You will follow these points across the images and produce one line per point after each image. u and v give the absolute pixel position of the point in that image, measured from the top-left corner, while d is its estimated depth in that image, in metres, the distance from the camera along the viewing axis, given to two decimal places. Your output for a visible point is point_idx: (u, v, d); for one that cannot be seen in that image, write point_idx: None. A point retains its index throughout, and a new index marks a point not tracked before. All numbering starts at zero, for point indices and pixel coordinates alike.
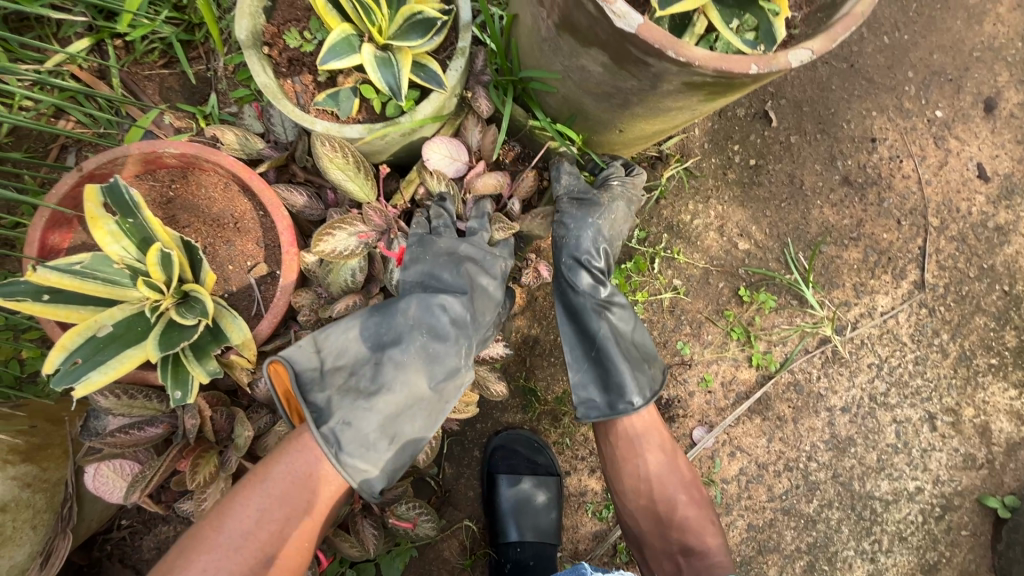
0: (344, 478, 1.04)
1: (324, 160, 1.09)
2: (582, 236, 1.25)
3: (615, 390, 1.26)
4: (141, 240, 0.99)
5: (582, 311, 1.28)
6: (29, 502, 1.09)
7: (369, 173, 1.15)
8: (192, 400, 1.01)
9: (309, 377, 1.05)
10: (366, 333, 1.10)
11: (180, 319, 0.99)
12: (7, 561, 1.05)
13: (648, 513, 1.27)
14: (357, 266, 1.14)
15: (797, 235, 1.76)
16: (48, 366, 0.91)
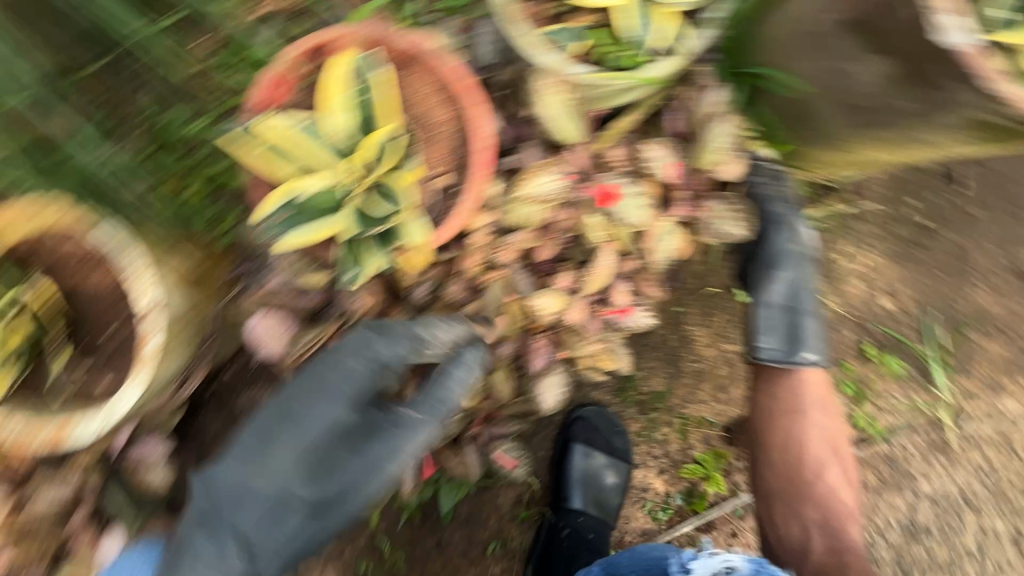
0: None
1: (544, 93, 1.07)
2: (786, 194, 1.30)
3: (798, 339, 1.28)
4: (359, 120, 1.02)
5: (782, 260, 1.29)
6: (189, 327, 1.16)
7: (582, 115, 1.11)
8: (359, 284, 1.05)
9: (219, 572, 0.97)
10: (248, 469, 0.99)
11: (374, 206, 1.01)
12: (167, 372, 1.12)
13: (792, 471, 1.25)
14: (540, 209, 1.11)
15: (944, 311, 1.66)
16: (259, 213, 0.97)
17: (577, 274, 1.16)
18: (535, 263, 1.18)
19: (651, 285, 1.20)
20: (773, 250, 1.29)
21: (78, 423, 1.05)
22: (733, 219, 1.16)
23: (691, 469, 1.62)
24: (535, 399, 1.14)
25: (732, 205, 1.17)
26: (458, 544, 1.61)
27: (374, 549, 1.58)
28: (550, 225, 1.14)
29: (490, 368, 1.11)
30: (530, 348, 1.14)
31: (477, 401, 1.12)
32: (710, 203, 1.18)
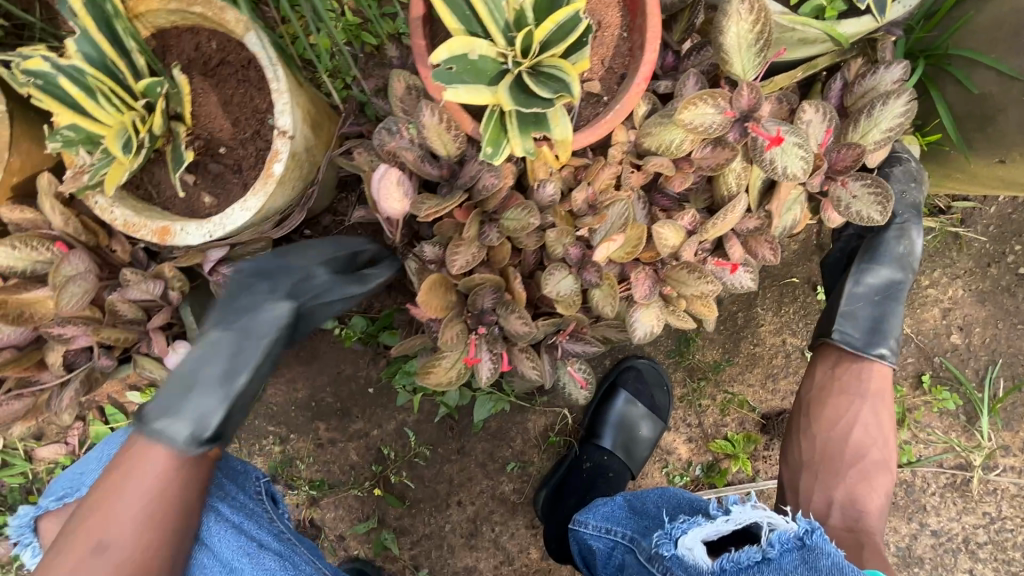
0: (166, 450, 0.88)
1: (732, 17, 0.98)
2: (912, 191, 1.16)
3: (879, 334, 1.14)
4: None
5: (885, 255, 1.14)
6: (303, 165, 1.12)
7: (762, 53, 1.01)
8: (496, 163, 1.01)
9: (163, 435, 0.88)
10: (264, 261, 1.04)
11: (535, 86, 0.97)
12: (274, 202, 1.08)
13: (833, 447, 1.14)
14: (687, 138, 1.07)
15: (1009, 363, 1.64)
16: (433, 57, 0.92)
17: (701, 216, 1.13)
18: (659, 195, 1.16)
19: (769, 248, 1.15)
20: (877, 245, 1.15)
21: (183, 227, 1.05)
22: (874, 200, 1.10)
23: (720, 445, 1.64)
24: (629, 330, 1.11)
25: (876, 185, 1.10)
26: (480, 455, 1.64)
27: (399, 438, 1.61)
28: (689, 160, 1.10)
29: (594, 283, 1.09)
30: (637, 278, 1.10)
31: (573, 312, 1.09)
32: (852, 178, 1.13)
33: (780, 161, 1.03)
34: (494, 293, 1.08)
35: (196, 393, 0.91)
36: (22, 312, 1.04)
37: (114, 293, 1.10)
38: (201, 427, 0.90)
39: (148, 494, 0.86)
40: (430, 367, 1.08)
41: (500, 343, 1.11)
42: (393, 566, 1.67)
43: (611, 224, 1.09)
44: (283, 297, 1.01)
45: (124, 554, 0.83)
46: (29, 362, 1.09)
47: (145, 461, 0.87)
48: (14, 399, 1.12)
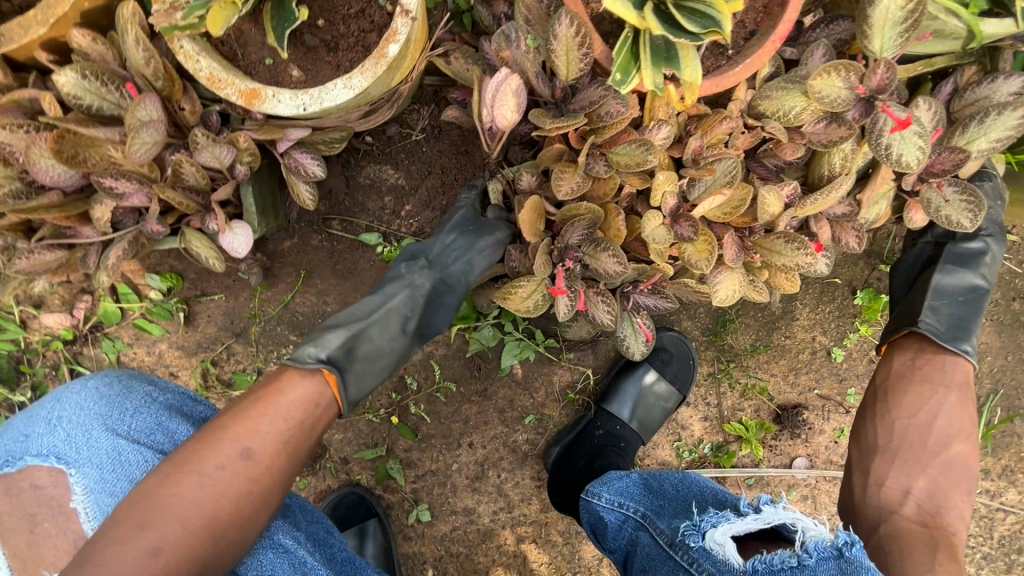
0: (300, 362, 1.00)
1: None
2: (997, 205, 1.20)
3: (962, 332, 1.17)
4: None
5: (969, 261, 1.19)
6: (409, 56, 1.03)
7: (908, 34, 0.99)
8: (621, 91, 0.95)
9: (298, 354, 1.01)
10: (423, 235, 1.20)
11: (683, 17, 0.92)
12: (375, 88, 0.99)
13: (912, 435, 1.10)
14: (807, 108, 1.05)
15: (1008, 394, 1.72)
16: None
17: (801, 191, 1.11)
18: (760, 163, 1.13)
19: (854, 235, 1.15)
20: (960, 252, 1.20)
21: (274, 94, 0.96)
22: (966, 207, 1.11)
23: (735, 427, 1.67)
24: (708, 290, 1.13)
25: (968, 190, 1.12)
26: (500, 401, 1.62)
27: (423, 369, 1.58)
28: (801, 131, 1.08)
29: (688, 237, 1.07)
30: (727, 240, 1.10)
31: (662, 263, 1.07)
32: (947, 182, 1.14)
33: (895, 147, 1.04)
34: (588, 228, 1.05)
35: (332, 322, 1.05)
36: (77, 153, 0.92)
37: (180, 154, 1.00)
38: (321, 347, 1.01)
39: (290, 418, 0.95)
40: (509, 296, 1.09)
41: (581, 281, 1.11)
42: (393, 496, 1.64)
43: (715, 180, 1.06)
44: (419, 263, 1.13)
45: (258, 469, 0.90)
46: (74, 211, 0.98)
47: (290, 385, 0.97)
48: (46, 251, 1.02)
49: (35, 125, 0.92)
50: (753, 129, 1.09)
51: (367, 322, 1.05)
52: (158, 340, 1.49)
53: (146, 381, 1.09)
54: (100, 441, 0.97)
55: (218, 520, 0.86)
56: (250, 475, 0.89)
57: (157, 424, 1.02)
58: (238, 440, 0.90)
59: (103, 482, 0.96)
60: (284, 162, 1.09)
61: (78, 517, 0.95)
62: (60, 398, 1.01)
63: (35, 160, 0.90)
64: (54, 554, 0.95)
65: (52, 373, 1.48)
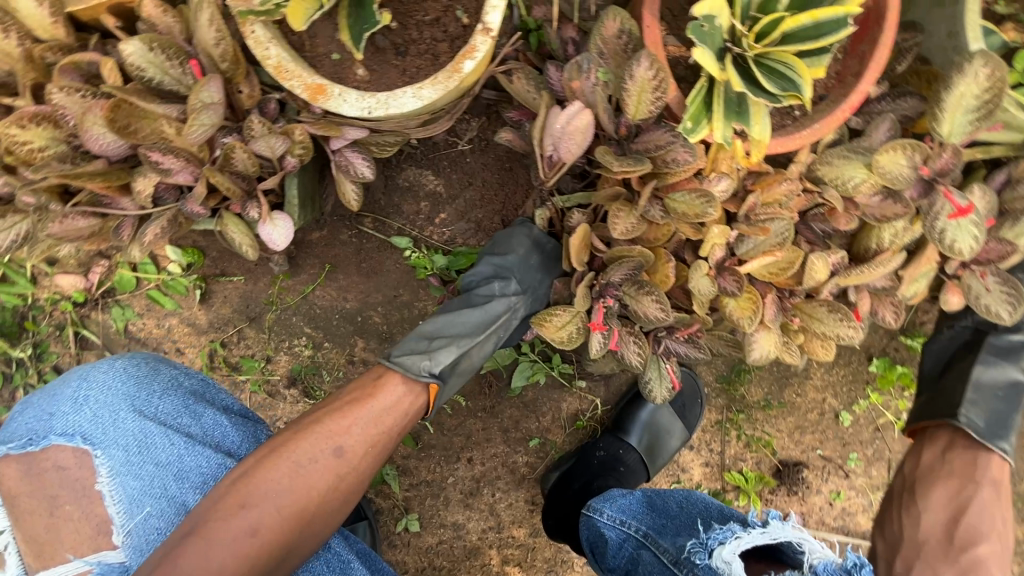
0: (402, 366, 1.05)
1: (963, 81, 0.97)
2: None
3: (1003, 429, 1.17)
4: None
5: (1011, 355, 1.20)
6: (479, 73, 1.02)
7: (977, 121, 0.99)
8: (691, 140, 0.94)
9: (405, 362, 1.04)
10: (502, 240, 1.18)
11: (763, 76, 0.91)
12: (442, 99, 0.97)
13: (942, 530, 1.09)
14: (867, 181, 1.04)
15: None
16: (696, 9, 0.85)
17: (847, 262, 1.11)
18: (808, 226, 1.11)
19: (891, 311, 1.16)
20: (1002, 344, 1.21)
21: (341, 93, 0.94)
22: (1007, 299, 1.11)
23: (734, 477, 1.66)
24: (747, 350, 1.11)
25: (1010, 284, 1.11)
26: (506, 420, 1.59)
27: None
28: (856, 202, 1.07)
29: (731, 291, 1.06)
30: (768, 300, 1.11)
31: (702, 312, 1.07)
32: (989, 272, 1.13)
33: (950, 233, 1.02)
34: (634, 268, 1.04)
35: (438, 342, 1.08)
36: (130, 124, 0.90)
37: (233, 138, 0.98)
38: (432, 363, 1.05)
39: (381, 421, 1.00)
40: (544, 323, 1.06)
41: (617, 320, 1.10)
42: (384, 502, 1.62)
43: (768, 240, 1.05)
44: (509, 284, 1.14)
45: (347, 466, 0.95)
46: (117, 180, 0.95)
47: (386, 387, 1.02)
48: (79, 217, 0.99)
49: (92, 91, 0.90)
50: (809, 193, 1.08)
51: (469, 349, 1.09)
52: (169, 314, 1.45)
53: (175, 364, 1.14)
54: (127, 421, 1.01)
55: (309, 510, 0.91)
56: (339, 471, 0.94)
57: (185, 408, 1.07)
58: (334, 436, 0.95)
59: (129, 465, 1.00)
60: (335, 159, 1.08)
61: (99, 501, 0.99)
62: (88, 376, 1.03)
63: (87, 126, 0.88)
64: (71, 539, 0.96)
65: (56, 333, 1.44)
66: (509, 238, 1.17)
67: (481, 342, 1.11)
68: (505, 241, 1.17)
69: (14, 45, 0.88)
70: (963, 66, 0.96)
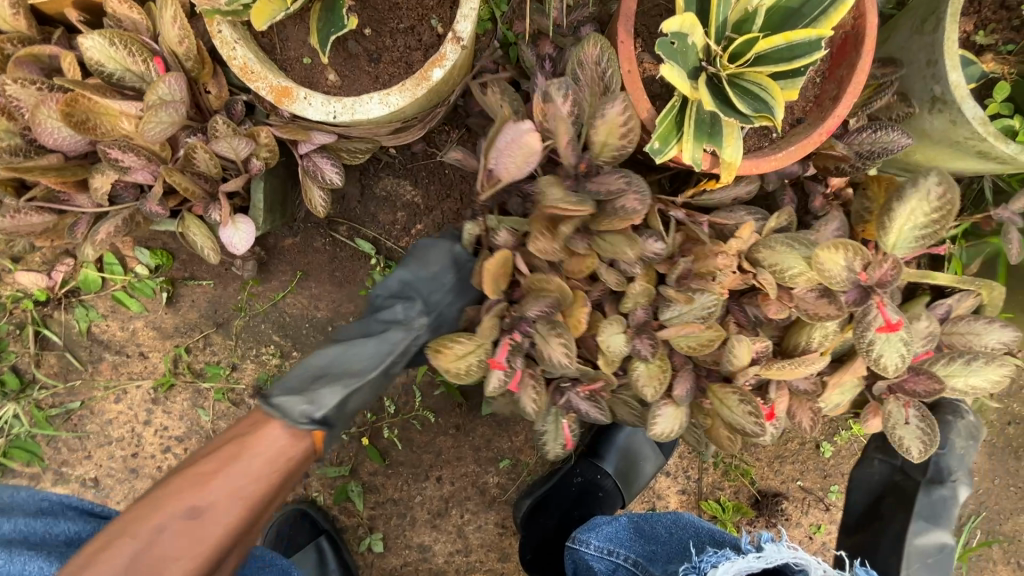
0: (280, 411, 0.98)
1: (915, 191, 0.94)
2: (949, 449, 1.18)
3: None
4: (775, 21, 0.94)
5: (937, 514, 1.19)
6: (452, 82, 1.01)
7: (924, 237, 0.96)
8: (658, 160, 0.93)
9: (285, 406, 0.99)
10: (414, 259, 1.15)
11: (735, 95, 0.90)
12: (410, 106, 0.95)
13: None
14: (804, 273, 0.96)
15: (989, 519, 1.67)
16: (666, 25, 0.84)
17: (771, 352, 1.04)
18: (741, 307, 1.07)
19: (808, 417, 1.06)
20: (929, 503, 1.19)
21: (306, 96, 0.92)
22: (921, 437, 1.05)
23: (711, 507, 1.61)
24: (651, 423, 1.06)
25: (928, 422, 1.05)
26: (477, 439, 1.54)
27: (404, 393, 1.51)
28: (791, 292, 1.00)
29: (643, 353, 1.04)
30: (682, 376, 1.07)
31: (608, 370, 1.05)
32: (912, 405, 1.06)
33: (877, 347, 0.96)
34: (548, 305, 1.02)
35: (326, 380, 1.03)
36: (87, 119, 0.87)
37: (196, 139, 0.96)
38: (315, 407, 0.99)
39: (246, 476, 0.91)
40: (440, 350, 1.04)
41: (521, 358, 1.07)
42: (348, 520, 1.56)
43: (690, 310, 1.02)
44: (416, 309, 1.11)
45: (211, 528, 0.87)
46: (72, 176, 0.92)
47: (261, 438, 0.95)
48: (33, 213, 0.96)
49: (49, 84, 0.87)
50: (745, 273, 1.00)
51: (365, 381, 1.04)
52: (134, 317, 1.41)
53: None
54: None
55: None
56: (196, 536, 0.86)
57: None
58: (190, 497, 0.88)
59: None
60: (301, 164, 1.05)
61: None
62: None
63: (42, 120, 0.85)
64: None
65: (16, 332, 1.40)
66: (421, 258, 1.14)
67: (380, 374, 1.06)
68: (413, 262, 1.14)
69: None
70: (918, 177, 0.95)
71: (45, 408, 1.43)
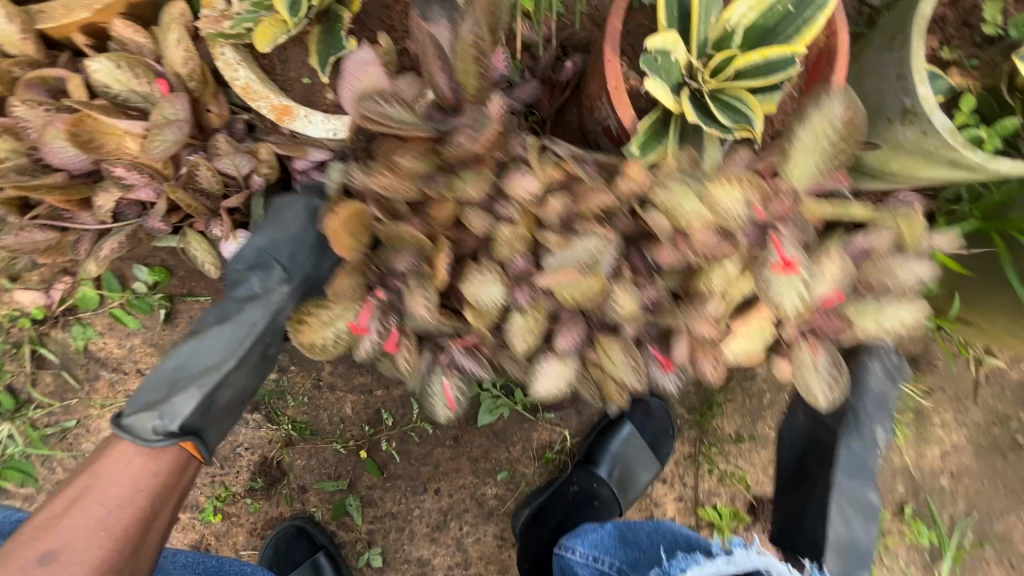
0: (136, 427, 0.97)
1: (814, 121, 0.84)
2: (868, 402, 1.27)
3: (863, 562, 1.29)
4: (754, 38, 0.99)
5: (862, 470, 1.29)
6: None
7: (827, 167, 0.85)
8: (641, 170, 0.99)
9: (137, 423, 0.97)
10: (266, 222, 1.05)
11: (715, 107, 0.95)
12: None
13: None
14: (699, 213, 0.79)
15: (980, 520, 1.69)
16: (649, 41, 0.89)
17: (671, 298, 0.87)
18: (639, 252, 0.88)
19: (714, 365, 0.88)
20: (849, 458, 1.28)
21: (307, 114, 0.96)
22: (826, 382, 0.88)
23: (708, 513, 1.62)
24: (532, 380, 0.90)
25: (838, 364, 0.89)
26: (475, 449, 1.55)
27: (402, 406, 1.52)
28: (686, 236, 0.81)
29: (520, 305, 0.86)
30: (567, 330, 0.90)
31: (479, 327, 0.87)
32: (821, 348, 0.89)
33: (773, 290, 0.79)
34: (411, 257, 0.87)
35: (179, 386, 1.00)
36: (92, 138, 0.90)
37: (199, 156, 0.99)
38: (170, 418, 0.98)
39: (104, 502, 0.94)
40: (303, 322, 0.93)
41: (395, 318, 0.94)
42: (346, 535, 1.55)
43: (572, 255, 0.81)
44: (275, 283, 1.05)
45: (75, 563, 0.89)
46: (77, 194, 0.95)
47: (116, 462, 0.97)
48: (37, 231, 0.98)
49: (56, 105, 0.90)
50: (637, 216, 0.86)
51: (224, 375, 1.02)
52: (132, 334, 1.42)
53: None
54: None
55: None
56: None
57: None
58: (48, 541, 0.90)
59: None
60: (299, 177, 1.08)
61: None
62: None
63: (49, 139, 0.88)
64: None
65: (12, 352, 1.41)
66: (273, 220, 1.05)
67: (239, 362, 1.03)
68: (262, 229, 1.05)
69: None
70: (822, 99, 0.85)
71: (40, 427, 1.42)
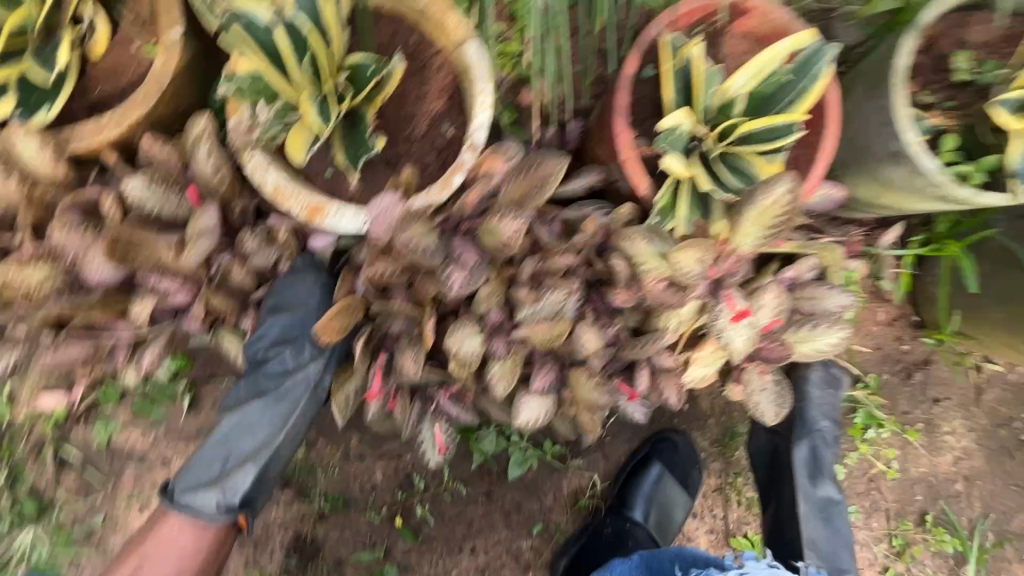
0: (195, 507, 1.02)
1: (759, 207, 0.96)
2: (815, 413, 1.44)
3: (842, 557, 1.42)
4: (754, 101, 1.05)
5: (821, 472, 1.45)
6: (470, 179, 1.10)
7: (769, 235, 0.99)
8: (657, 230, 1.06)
9: (196, 502, 1.02)
10: (286, 297, 1.06)
11: (724, 172, 1.03)
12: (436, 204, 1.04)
13: None
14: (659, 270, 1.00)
15: (998, 520, 1.75)
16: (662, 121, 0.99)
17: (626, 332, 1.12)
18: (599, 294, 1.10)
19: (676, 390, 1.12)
20: (807, 461, 1.45)
21: (338, 210, 0.98)
22: (774, 398, 1.16)
23: (741, 543, 1.64)
24: (516, 414, 1.10)
25: (781, 385, 1.17)
26: (507, 503, 1.56)
27: (432, 468, 1.53)
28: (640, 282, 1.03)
29: (498, 354, 1.05)
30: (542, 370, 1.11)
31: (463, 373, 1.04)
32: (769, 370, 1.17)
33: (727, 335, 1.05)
34: (405, 324, 1.04)
35: (233, 464, 1.04)
36: (128, 252, 0.90)
37: (229, 257, 1.01)
38: (229, 496, 1.03)
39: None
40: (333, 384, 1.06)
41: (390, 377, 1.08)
42: None
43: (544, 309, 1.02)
44: (308, 356, 1.07)
45: None
46: (116, 305, 0.98)
47: (167, 542, 1.02)
48: (72, 344, 0.99)
49: (91, 225, 0.93)
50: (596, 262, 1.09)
51: (275, 449, 1.06)
52: (155, 424, 1.40)
53: None
54: None
55: None
56: None
57: None
58: None
59: None
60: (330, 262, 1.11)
61: None
62: None
63: (88, 260, 0.90)
64: None
65: (33, 454, 1.38)
66: (294, 295, 1.05)
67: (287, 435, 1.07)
68: (284, 305, 1.05)
69: (12, 186, 0.91)
70: (770, 184, 0.96)
71: (67, 528, 1.39)
